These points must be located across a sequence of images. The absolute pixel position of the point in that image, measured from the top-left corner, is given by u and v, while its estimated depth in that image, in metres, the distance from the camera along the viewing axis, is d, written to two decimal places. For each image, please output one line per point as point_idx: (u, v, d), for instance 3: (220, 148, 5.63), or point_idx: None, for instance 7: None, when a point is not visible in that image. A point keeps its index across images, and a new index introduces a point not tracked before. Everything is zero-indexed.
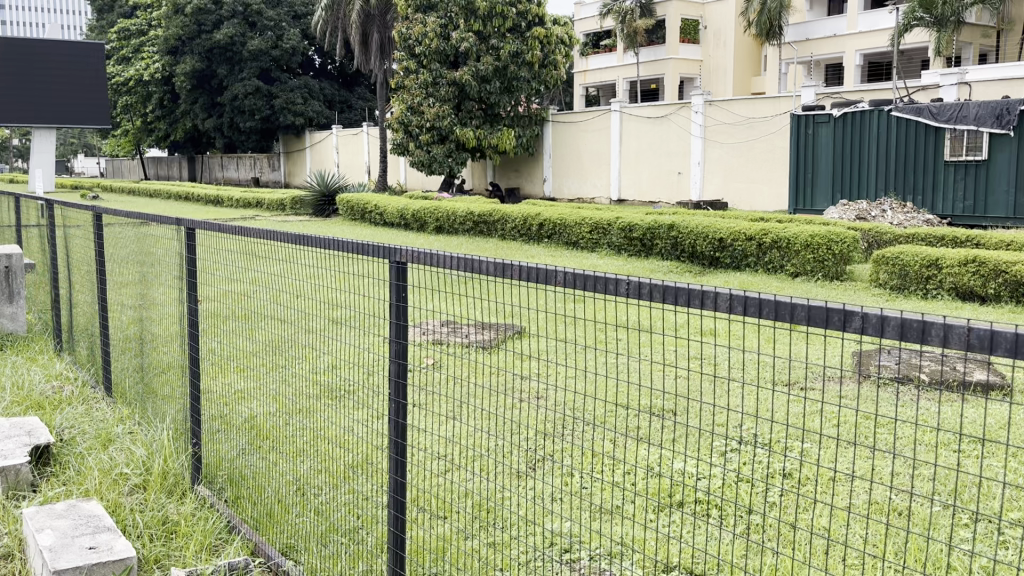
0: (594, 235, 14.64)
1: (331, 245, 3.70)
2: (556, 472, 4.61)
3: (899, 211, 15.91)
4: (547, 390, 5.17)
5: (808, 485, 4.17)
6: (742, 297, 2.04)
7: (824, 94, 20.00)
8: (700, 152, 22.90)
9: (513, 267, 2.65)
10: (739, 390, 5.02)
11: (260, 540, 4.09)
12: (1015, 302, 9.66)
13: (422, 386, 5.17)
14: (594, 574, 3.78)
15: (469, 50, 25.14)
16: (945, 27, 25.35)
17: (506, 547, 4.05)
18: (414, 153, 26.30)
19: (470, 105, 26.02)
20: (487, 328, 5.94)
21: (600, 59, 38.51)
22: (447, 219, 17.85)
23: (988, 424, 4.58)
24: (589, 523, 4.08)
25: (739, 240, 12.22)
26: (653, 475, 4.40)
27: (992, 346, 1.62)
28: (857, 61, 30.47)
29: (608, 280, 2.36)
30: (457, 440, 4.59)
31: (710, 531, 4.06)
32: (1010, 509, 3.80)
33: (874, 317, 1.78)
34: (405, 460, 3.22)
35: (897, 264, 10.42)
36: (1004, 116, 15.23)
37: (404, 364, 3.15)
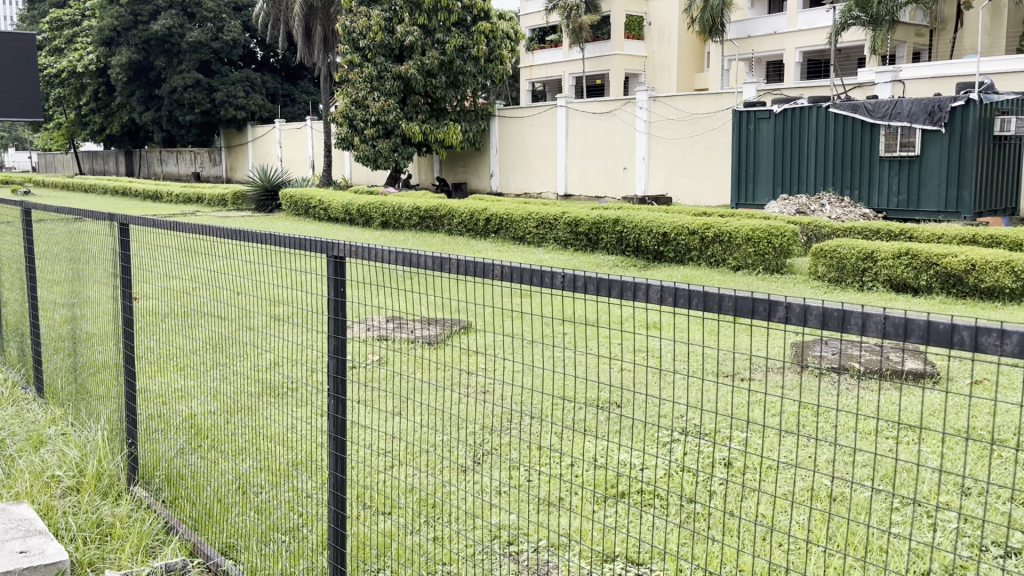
0: (540, 230, 14.68)
1: (269, 241, 3.65)
2: (501, 466, 4.62)
3: (837, 206, 16.30)
4: (493, 385, 5.21)
5: (747, 473, 4.26)
6: (672, 289, 2.07)
7: (765, 90, 20.34)
8: (645, 148, 23.16)
9: (452, 261, 2.67)
10: (680, 382, 5.08)
11: (198, 539, 4.02)
12: (946, 293, 9.95)
13: (364, 382, 5.15)
14: (538, 566, 3.80)
15: (415, 43, 24.87)
16: (880, 26, 25.92)
17: (449, 541, 4.04)
18: (359, 147, 26.04)
19: (416, 99, 25.83)
20: (432, 323, 5.93)
21: (546, 54, 38.59)
22: (393, 214, 17.74)
23: (917, 413, 4.68)
24: (533, 516, 4.09)
25: (683, 235, 12.38)
26: (597, 466, 4.46)
27: (907, 334, 1.67)
28: (797, 59, 31.02)
29: (545, 274, 2.37)
30: (400, 436, 4.57)
31: (651, 522, 4.11)
32: (937, 494, 3.94)
33: (797, 307, 1.84)
34: (344, 456, 3.20)
35: (834, 257, 10.70)
36: (935, 113, 15.58)
37: (343, 359, 3.13)
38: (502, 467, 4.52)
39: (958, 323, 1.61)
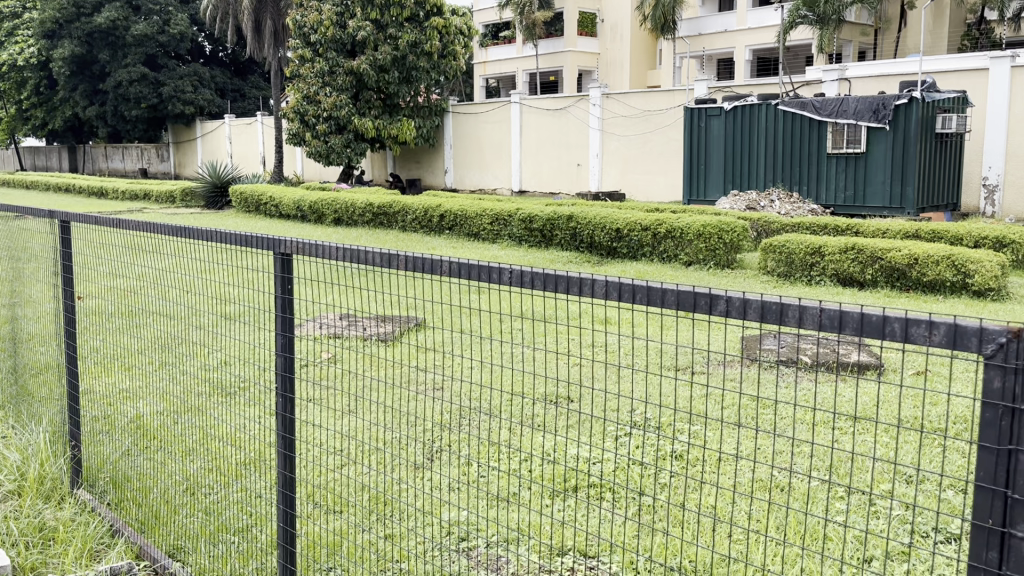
0: (495, 226, 14.68)
1: (215, 238, 3.61)
2: (454, 462, 4.62)
3: (786, 201, 16.60)
4: (446, 382, 5.20)
5: (696, 465, 4.32)
6: (617, 284, 2.10)
7: (716, 88, 20.62)
8: (598, 144, 23.33)
9: (398, 258, 2.66)
10: (632, 377, 5.14)
11: (145, 542, 3.95)
12: (890, 287, 10.19)
13: (316, 380, 5.12)
14: (491, 561, 3.79)
15: (367, 38, 24.69)
16: (827, 25, 26.39)
17: (402, 539, 4.01)
18: (311, 143, 25.76)
19: (368, 95, 25.64)
20: (385, 321, 5.91)
21: (500, 50, 38.58)
22: (346, 211, 17.61)
23: (863, 404, 4.76)
24: (485, 511, 4.08)
25: (636, 231, 12.50)
26: (550, 460, 4.48)
27: (842, 325, 1.73)
28: (747, 57, 31.46)
29: (491, 271, 2.37)
30: (352, 435, 4.55)
31: (603, 514, 4.13)
32: (880, 481, 4.03)
33: (736, 301, 1.87)
34: (293, 455, 3.16)
35: (784, 252, 10.88)
36: (880, 111, 15.91)
37: (290, 359, 3.10)
38: (455, 463, 4.52)
39: (890, 314, 1.68)
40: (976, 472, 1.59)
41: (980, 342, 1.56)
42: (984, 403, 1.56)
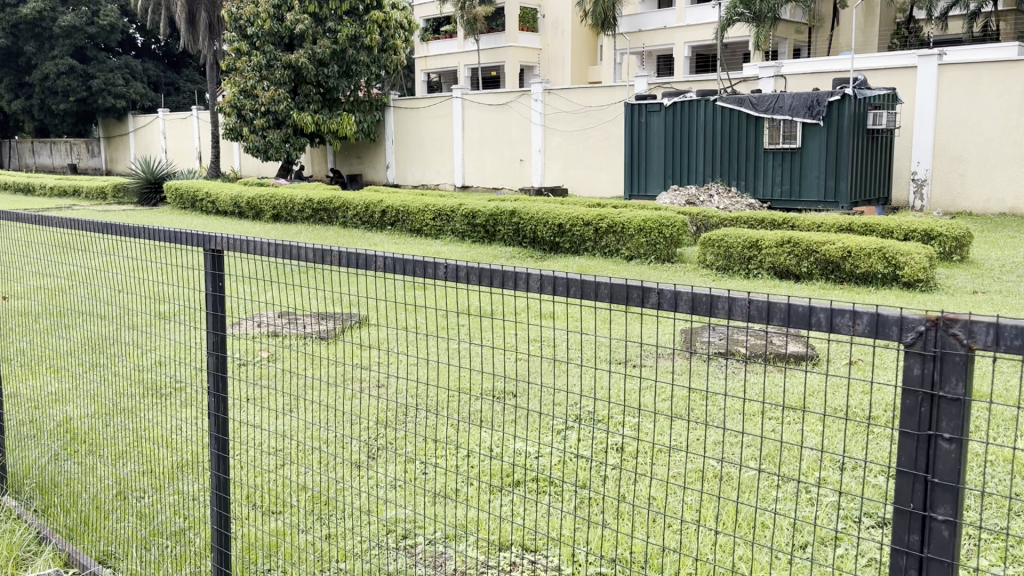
0: (437, 222, 14.61)
1: (144, 236, 3.51)
2: (395, 460, 4.58)
3: (725, 196, 16.87)
4: (387, 379, 5.17)
5: (636, 456, 4.38)
6: (550, 277, 2.10)
7: (656, 84, 20.85)
8: (541, 140, 23.42)
9: (333, 254, 2.64)
10: (575, 370, 5.17)
11: (74, 549, 3.71)
12: (825, 279, 10.43)
13: (254, 380, 5.06)
14: (433, 558, 3.74)
15: (305, 32, 24.25)
16: (763, 22, 26.82)
17: (342, 538, 3.95)
18: (249, 138, 25.31)
19: (307, 89, 25.24)
20: (325, 318, 5.86)
21: (441, 45, 38.36)
22: (285, 207, 17.34)
23: (798, 393, 4.83)
24: (427, 508, 4.06)
25: (578, 226, 12.56)
26: (492, 455, 4.48)
27: (769, 315, 1.76)
28: (686, 54, 31.84)
29: (427, 265, 2.37)
30: (292, 435, 4.47)
31: (545, 508, 4.14)
32: (812, 468, 4.12)
33: (667, 293, 1.89)
34: (227, 456, 3.09)
35: (722, 245, 11.07)
36: (814, 107, 16.32)
37: (223, 359, 3.04)
38: (396, 461, 4.47)
39: (816, 304, 1.71)
40: (896, 458, 1.63)
41: (901, 330, 1.60)
42: (904, 390, 1.60)
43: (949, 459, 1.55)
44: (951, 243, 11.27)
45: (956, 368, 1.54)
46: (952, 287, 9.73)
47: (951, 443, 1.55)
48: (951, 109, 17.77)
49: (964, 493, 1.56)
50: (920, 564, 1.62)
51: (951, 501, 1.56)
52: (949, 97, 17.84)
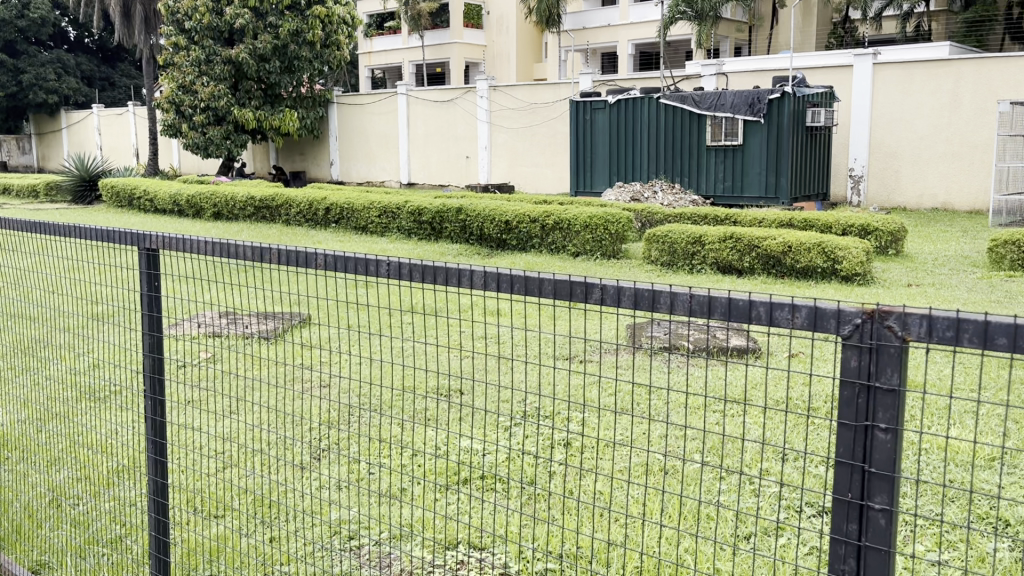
0: (383, 219, 14.49)
1: (75, 235, 3.40)
2: (341, 460, 4.52)
3: (668, 192, 17.06)
4: (332, 379, 5.12)
5: (584, 453, 4.40)
6: (494, 275, 2.10)
7: (600, 81, 21.01)
8: (486, 137, 23.40)
9: (273, 252, 2.60)
10: (524, 367, 5.19)
11: (4, 560, 3.60)
12: (766, 273, 10.63)
13: (194, 383, 4.96)
14: (380, 558, 3.68)
15: (245, 26, 23.77)
16: (705, 21, 27.13)
17: (286, 541, 3.89)
18: (188, 135, 24.80)
19: (248, 85, 24.78)
20: (269, 319, 5.78)
21: (385, 40, 38.00)
22: (225, 204, 17.01)
23: (742, 386, 4.91)
24: (373, 509, 4.02)
25: (525, 223, 12.58)
26: (438, 455, 4.46)
27: (710, 309, 1.77)
28: (630, 51, 32.09)
29: (369, 263, 2.34)
30: (234, 438, 4.39)
31: (491, 506, 4.14)
32: (756, 460, 4.18)
33: (610, 289, 1.90)
34: (165, 460, 3.02)
35: (666, 241, 11.19)
36: (755, 104, 16.67)
37: (160, 360, 2.96)
38: (342, 462, 4.42)
39: (755, 299, 1.72)
40: (835, 448, 1.65)
41: (838, 322, 1.62)
42: (842, 383, 1.63)
43: (886, 449, 1.58)
44: (887, 238, 11.55)
45: (892, 359, 1.57)
46: (888, 279, 10.00)
47: (888, 433, 1.58)
48: (886, 107, 18.25)
49: (899, 481, 1.59)
50: (859, 554, 1.64)
51: (887, 490, 1.59)
52: (883, 95, 18.31)
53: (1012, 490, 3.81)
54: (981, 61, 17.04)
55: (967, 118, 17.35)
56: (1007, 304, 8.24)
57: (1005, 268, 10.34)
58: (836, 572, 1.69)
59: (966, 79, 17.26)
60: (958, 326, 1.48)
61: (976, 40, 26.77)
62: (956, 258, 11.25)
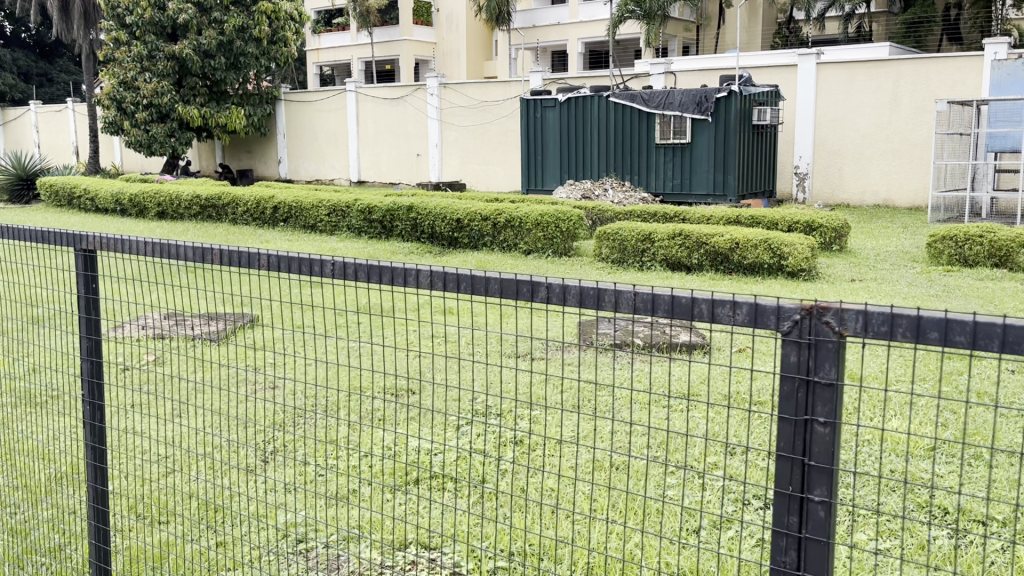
0: (332, 217, 14.34)
1: (7, 234, 3.31)
2: (290, 462, 4.47)
3: (618, 190, 17.20)
4: (283, 381, 5.05)
5: (535, 450, 4.41)
6: (441, 274, 2.10)
7: (550, 79, 21.08)
8: (437, 134, 23.33)
9: (215, 252, 2.56)
10: (476, 366, 5.18)
11: None
12: (715, 270, 10.76)
13: (138, 387, 4.88)
14: (332, 560, 3.63)
15: (189, 22, 23.28)
16: (653, 20, 27.38)
17: (235, 545, 3.83)
18: (130, 133, 24.27)
19: (193, 81, 24.32)
20: (216, 321, 5.69)
21: (333, 37, 37.56)
22: (170, 203, 16.63)
23: (692, 381, 4.96)
24: (324, 511, 3.97)
25: (476, 221, 12.58)
26: (389, 456, 4.43)
27: (654, 307, 1.79)
28: (579, 50, 32.23)
29: (314, 263, 2.31)
30: (179, 441, 4.31)
31: (442, 507, 4.11)
32: (707, 455, 4.22)
33: (556, 287, 1.91)
34: (105, 465, 2.96)
35: (617, 239, 11.29)
36: (702, 103, 16.91)
37: (98, 365, 2.88)
38: (291, 464, 4.36)
39: (698, 295, 1.74)
40: (775, 442, 1.68)
41: (778, 320, 1.65)
42: (783, 376, 1.65)
43: (824, 443, 1.62)
44: (831, 234, 11.80)
45: (829, 355, 1.60)
46: (833, 275, 10.20)
47: (825, 426, 1.61)
48: (829, 107, 18.62)
49: (838, 473, 1.63)
50: (799, 545, 1.68)
51: (826, 483, 1.62)
52: (827, 95, 18.68)
53: (951, 479, 3.92)
54: (919, 61, 17.49)
55: (907, 116, 17.80)
56: (945, 298, 8.46)
57: (943, 263, 10.66)
58: (778, 565, 1.71)
59: (905, 79, 17.71)
60: (892, 321, 1.53)
61: (914, 40, 27.45)
62: (897, 254, 11.55)
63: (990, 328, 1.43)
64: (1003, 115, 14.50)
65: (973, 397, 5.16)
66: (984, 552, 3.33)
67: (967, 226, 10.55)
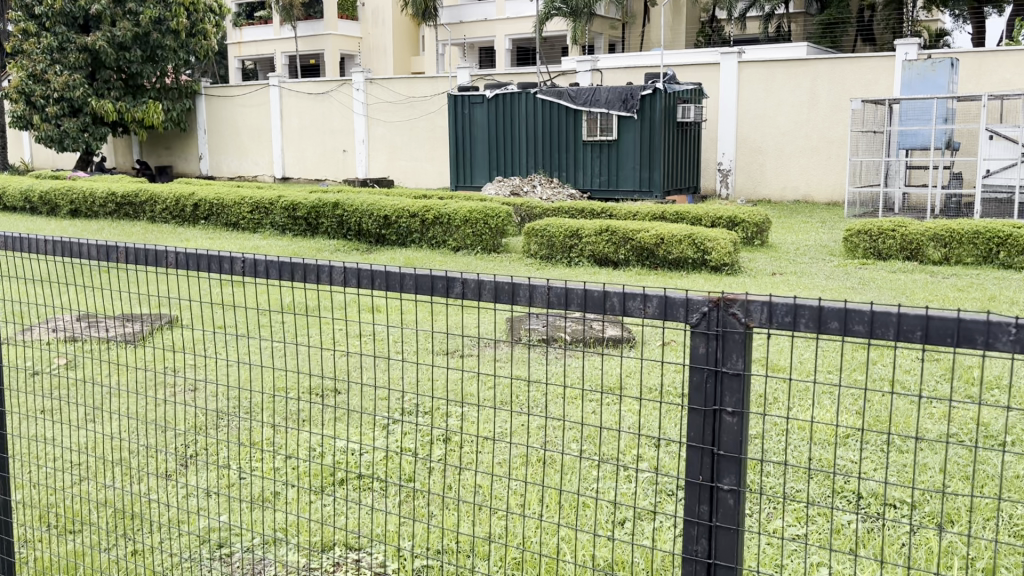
0: (255, 215, 14.05)
1: None
2: (210, 466, 4.34)
3: (547, 186, 17.28)
4: (203, 384, 4.95)
5: (462, 444, 4.43)
6: (354, 271, 2.12)
7: (478, 76, 21.07)
8: (363, 130, 23.09)
9: (118, 249, 2.50)
10: (403, 363, 5.17)
11: None
12: (641, 264, 10.88)
13: (47, 393, 4.70)
14: (251, 565, 3.50)
15: (102, 13, 22.48)
16: (579, 17, 27.62)
17: (149, 552, 3.68)
18: (40, 127, 23.26)
19: (107, 74, 23.50)
20: (131, 323, 5.55)
21: (256, 31, 36.75)
22: (83, 201, 16.00)
23: (615, 374, 5.05)
24: (246, 515, 3.87)
25: (403, 218, 12.48)
26: (313, 457, 4.36)
27: (568, 301, 1.85)
28: (507, 46, 32.22)
29: (222, 260, 2.28)
30: (90, 449, 4.15)
31: (367, 506, 4.04)
32: (631, 447, 4.29)
33: (472, 283, 1.96)
34: (7, 474, 2.84)
35: (545, 235, 11.35)
36: (628, 100, 17.11)
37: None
38: (213, 469, 4.24)
39: (609, 289, 1.82)
40: (687, 434, 1.80)
41: (687, 312, 1.76)
42: (692, 367, 1.77)
43: (732, 431, 1.75)
44: (752, 229, 12.10)
45: (736, 345, 1.73)
46: (754, 269, 10.45)
47: (734, 416, 1.74)
48: (750, 105, 19.10)
49: (745, 461, 1.76)
50: (710, 533, 1.81)
51: (735, 471, 1.75)
52: (747, 93, 19.15)
53: (864, 465, 4.06)
54: (835, 60, 18.04)
55: (824, 114, 18.35)
56: (859, 290, 8.75)
57: (859, 256, 11.03)
58: (690, 553, 1.85)
59: (822, 78, 18.25)
60: (795, 311, 1.66)
61: (830, 41, 28.32)
62: (816, 248, 11.89)
63: (883, 318, 1.58)
64: (913, 114, 15.06)
65: (888, 386, 5.32)
66: (896, 533, 3.47)
67: (881, 220, 10.93)
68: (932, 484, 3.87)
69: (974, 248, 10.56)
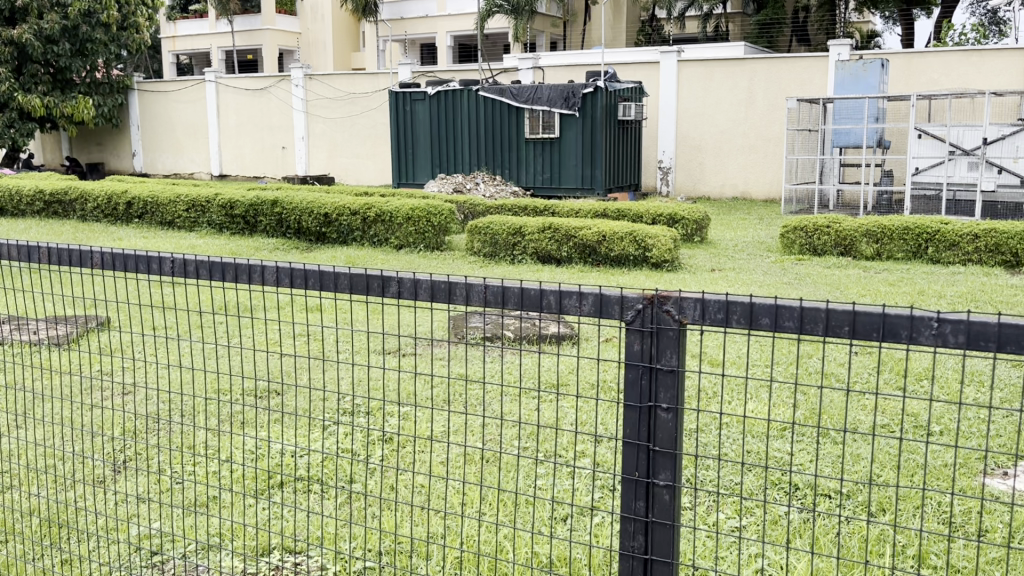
0: (191, 214, 13.74)
1: None
2: (144, 472, 4.24)
3: (490, 184, 17.27)
4: (138, 389, 4.85)
5: (404, 445, 4.42)
6: (287, 270, 2.09)
7: (420, 73, 20.96)
8: (303, 127, 22.78)
9: (41, 250, 2.43)
10: (344, 364, 5.13)
11: None
12: (583, 261, 10.95)
13: None
14: (185, 570, 3.42)
15: (28, 5, 21.59)
16: (520, 15, 27.63)
17: (81, 561, 3.56)
18: None
19: (34, 68, 22.64)
20: (60, 326, 5.40)
21: (191, 24, 35.90)
22: (9, 199, 15.39)
23: (557, 372, 5.10)
24: (182, 520, 3.79)
25: (344, 215, 12.34)
26: (249, 460, 4.29)
27: (505, 300, 1.87)
28: (448, 43, 32.03)
29: (150, 260, 2.24)
30: (16, 458, 3.99)
31: (308, 508, 4.00)
32: (572, 443, 4.33)
33: (408, 281, 1.96)
34: None
35: (488, 233, 11.34)
36: (570, 99, 17.20)
37: None
38: (146, 474, 4.14)
39: (545, 287, 1.83)
40: (623, 431, 1.83)
41: (622, 309, 1.78)
42: (627, 365, 1.80)
43: (668, 428, 1.78)
44: (692, 226, 12.28)
45: (670, 342, 1.76)
46: (694, 265, 10.60)
47: (669, 412, 1.77)
48: (689, 103, 19.38)
49: (679, 457, 1.80)
50: (646, 530, 1.84)
51: (669, 466, 1.79)
52: (687, 91, 19.42)
53: (799, 457, 4.16)
54: (771, 60, 18.41)
55: (761, 113, 18.71)
56: (795, 286, 8.88)
57: (795, 252, 11.25)
58: (626, 549, 1.87)
59: (759, 78, 18.61)
60: (727, 308, 1.71)
61: (766, 41, 28.81)
62: (753, 244, 12.12)
63: (814, 313, 1.62)
64: (846, 113, 15.45)
65: (822, 380, 5.46)
66: (831, 523, 3.56)
67: (815, 217, 11.18)
68: (865, 474, 3.98)
69: (904, 244, 10.89)
